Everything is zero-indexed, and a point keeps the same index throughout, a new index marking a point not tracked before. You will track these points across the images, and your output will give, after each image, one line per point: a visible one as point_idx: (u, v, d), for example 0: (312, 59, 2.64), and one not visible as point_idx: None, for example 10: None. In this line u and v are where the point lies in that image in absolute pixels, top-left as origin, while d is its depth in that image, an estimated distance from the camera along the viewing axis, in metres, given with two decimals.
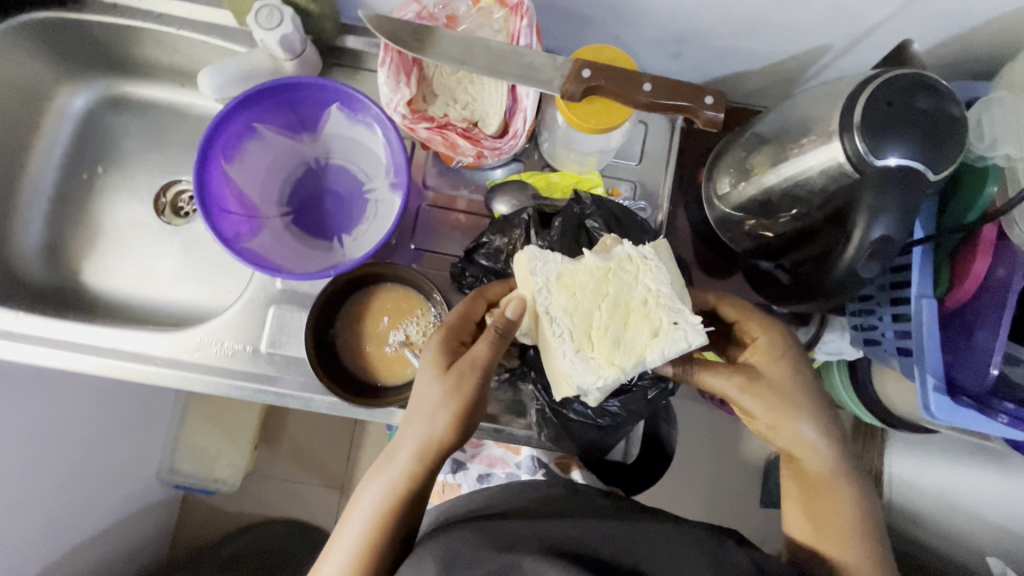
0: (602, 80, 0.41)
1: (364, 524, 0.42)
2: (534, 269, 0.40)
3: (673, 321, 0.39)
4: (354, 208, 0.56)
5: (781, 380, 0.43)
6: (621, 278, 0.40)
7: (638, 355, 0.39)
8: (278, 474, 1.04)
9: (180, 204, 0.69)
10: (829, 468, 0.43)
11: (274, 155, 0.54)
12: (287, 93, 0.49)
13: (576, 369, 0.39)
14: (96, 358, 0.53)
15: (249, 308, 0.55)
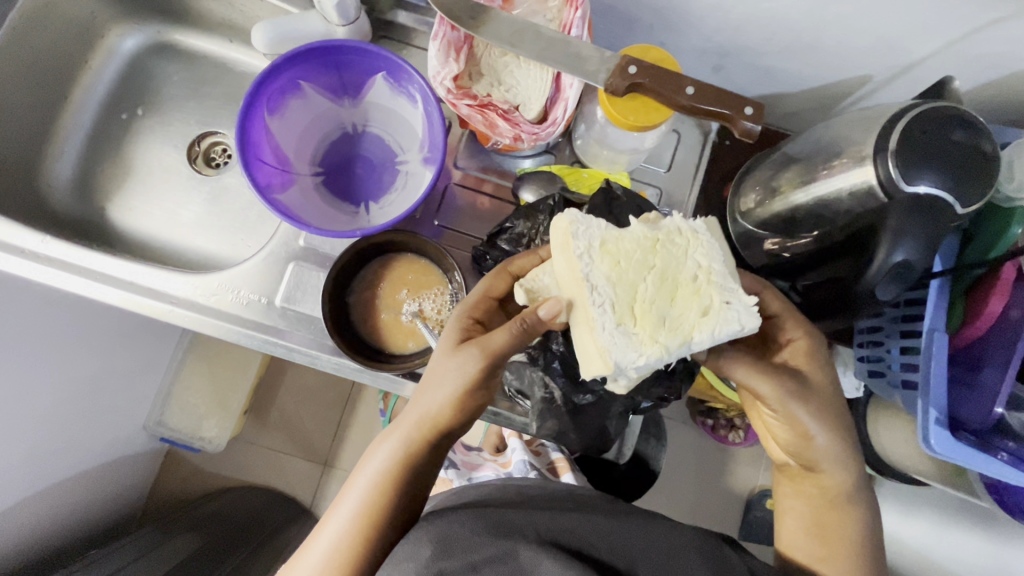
0: (646, 78, 0.42)
1: (368, 487, 0.42)
2: (575, 233, 0.40)
3: (723, 301, 0.38)
4: (384, 177, 0.56)
5: (823, 389, 0.44)
6: (669, 252, 0.40)
7: (686, 333, 0.38)
8: (265, 440, 1.05)
9: (212, 155, 0.70)
10: (848, 486, 0.44)
11: (314, 115, 0.55)
12: (336, 56, 0.50)
13: (616, 344, 0.38)
14: (116, 290, 0.54)
15: (269, 261, 0.55)
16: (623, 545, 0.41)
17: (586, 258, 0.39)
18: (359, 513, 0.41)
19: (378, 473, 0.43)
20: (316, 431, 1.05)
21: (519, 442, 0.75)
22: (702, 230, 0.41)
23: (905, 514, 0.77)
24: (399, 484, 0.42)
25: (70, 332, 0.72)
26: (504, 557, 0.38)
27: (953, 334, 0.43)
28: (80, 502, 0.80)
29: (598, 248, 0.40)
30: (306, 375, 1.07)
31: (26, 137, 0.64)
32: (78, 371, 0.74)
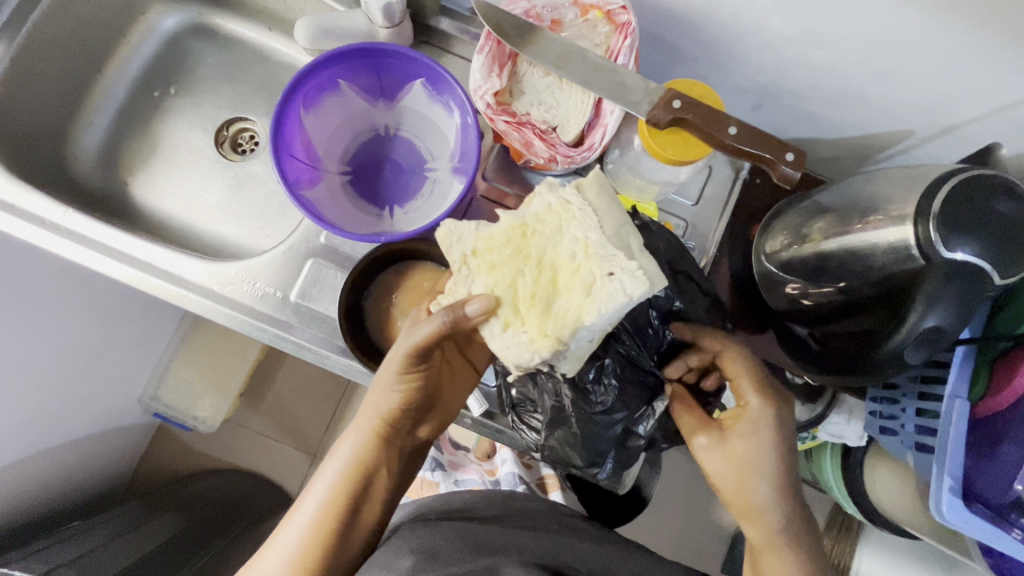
0: (689, 114, 0.42)
1: (330, 481, 0.46)
2: (450, 245, 0.43)
3: (605, 273, 0.39)
4: (411, 182, 0.56)
5: (741, 451, 0.44)
6: (549, 238, 0.41)
7: (575, 318, 0.39)
8: (256, 426, 1.04)
9: (239, 140, 0.70)
10: (767, 540, 0.42)
11: (348, 113, 0.55)
12: (377, 58, 0.50)
13: (511, 346, 0.41)
14: (131, 269, 0.53)
15: (289, 255, 0.55)
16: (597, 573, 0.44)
17: (462, 269, 0.43)
18: (315, 526, 0.44)
19: (334, 488, 0.46)
20: (308, 422, 1.05)
21: (510, 453, 0.77)
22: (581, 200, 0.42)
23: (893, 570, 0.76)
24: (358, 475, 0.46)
25: (71, 298, 0.72)
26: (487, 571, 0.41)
27: (975, 403, 0.43)
28: (65, 475, 0.80)
29: (472, 256, 0.43)
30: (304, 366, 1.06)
31: (57, 105, 0.64)
32: (73, 344, 0.73)
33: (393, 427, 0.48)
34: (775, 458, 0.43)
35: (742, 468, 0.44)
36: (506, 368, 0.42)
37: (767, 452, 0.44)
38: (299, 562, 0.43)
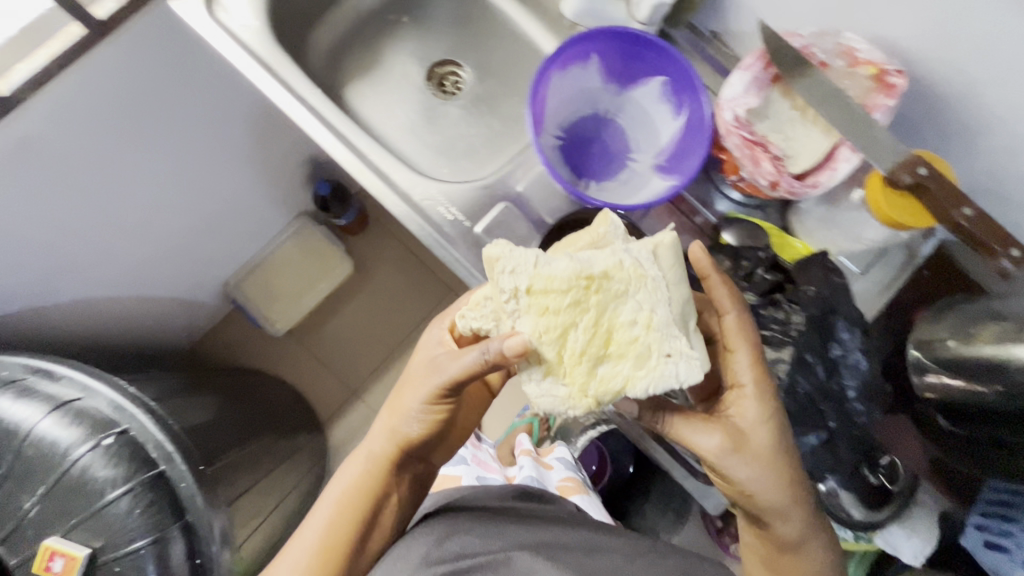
0: (931, 183, 0.44)
1: (345, 491, 0.57)
2: (502, 269, 0.44)
3: (663, 354, 0.43)
4: (612, 166, 0.60)
5: (765, 451, 0.48)
6: (614, 300, 0.44)
7: (619, 387, 0.44)
8: (311, 346, 1.24)
9: (445, 82, 0.75)
10: (799, 533, 0.50)
11: (582, 86, 0.59)
12: (639, 46, 0.55)
13: (549, 396, 0.45)
14: (349, 154, 0.58)
15: (486, 193, 0.60)
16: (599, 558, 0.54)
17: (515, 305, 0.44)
18: (326, 541, 0.55)
19: (347, 507, 0.56)
20: (354, 359, 1.25)
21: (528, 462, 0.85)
22: (656, 270, 0.44)
23: None
24: (371, 491, 0.56)
25: (156, 126, 0.79)
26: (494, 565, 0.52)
27: None
28: (85, 276, 0.86)
29: (524, 289, 0.44)
30: (362, 313, 1.26)
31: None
32: (176, 164, 0.85)
33: (405, 459, 0.57)
34: (784, 436, 0.49)
35: (775, 460, 0.47)
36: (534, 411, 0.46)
37: (782, 439, 0.48)
38: (320, 553, 0.55)
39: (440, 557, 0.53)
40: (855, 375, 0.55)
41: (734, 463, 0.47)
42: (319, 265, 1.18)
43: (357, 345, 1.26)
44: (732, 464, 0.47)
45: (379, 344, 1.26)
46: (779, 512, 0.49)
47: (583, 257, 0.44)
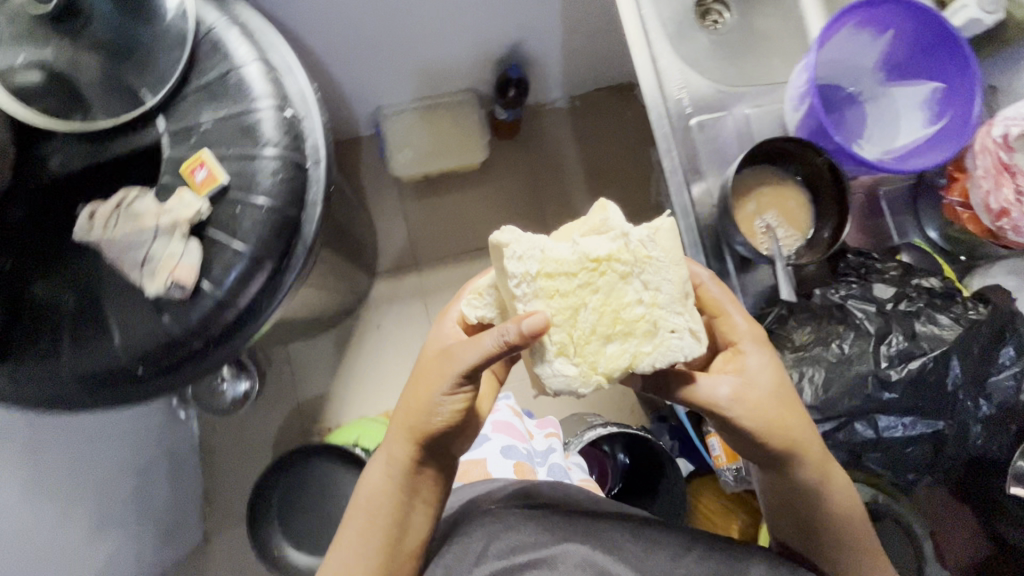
0: None
1: (390, 480, 0.74)
2: (511, 257, 0.60)
3: (669, 330, 0.62)
4: (848, 124, 0.84)
5: (768, 401, 0.66)
6: (619, 283, 0.62)
7: (629, 362, 0.62)
8: (420, 210, 1.51)
9: (709, 15, 0.83)
10: (812, 475, 0.68)
11: (860, 60, 0.83)
12: (927, 48, 0.78)
13: (560, 374, 0.61)
14: (634, 16, 0.81)
15: (699, 101, 0.81)
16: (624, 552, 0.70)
17: (533, 292, 0.61)
18: (379, 524, 0.73)
19: (388, 498, 0.74)
20: (433, 238, 1.50)
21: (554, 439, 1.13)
22: (660, 252, 0.63)
23: None
24: (409, 478, 0.74)
25: None
26: (545, 563, 0.69)
27: None
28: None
29: (539, 273, 0.61)
30: (461, 211, 1.52)
31: None
32: None
33: (427, 453, 0.74)
34: (782, 382, 0.69)
35: (778, 399, 0.66)
36: (550, 393, 0.62)
37: (778, 385, 0.68)
38: (378, 530, 0.73)
39: (498, 556, 0.71)
40: (996, 395, 0.75)
41: (741, 410, 0.64)
42: (461, 147, 1.43)
43: (456, 221, 1.51)
44: (742, 415, 0.64)
45: (474, 230, 1.51)
46: (792, 455, 0.67)
47: (586, 246, 0.61)
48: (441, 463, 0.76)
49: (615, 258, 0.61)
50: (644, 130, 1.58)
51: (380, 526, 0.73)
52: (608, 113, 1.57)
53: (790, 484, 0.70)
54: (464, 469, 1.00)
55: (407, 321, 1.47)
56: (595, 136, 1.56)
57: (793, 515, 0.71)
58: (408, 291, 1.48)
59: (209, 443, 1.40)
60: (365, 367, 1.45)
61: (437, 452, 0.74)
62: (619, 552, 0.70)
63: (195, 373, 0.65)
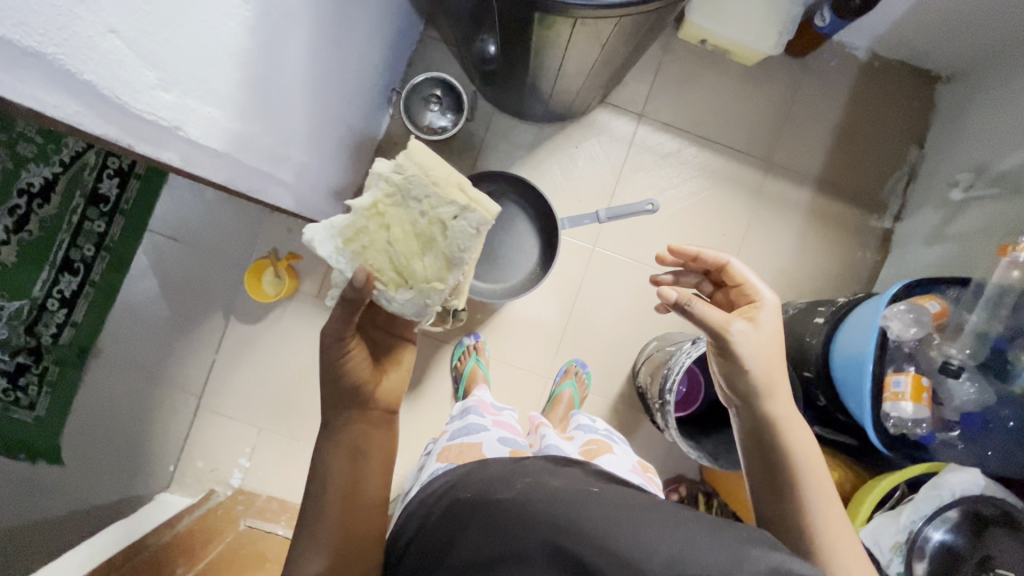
0: None
1: (336, 456, 0.78)
2: (319, 246, 0.75)
3: (454, 218, 0.71)
4: None
5: (766, 343, 0.82)
6: (397, 209, 0.73)
7: (448, 266, 0.75)
8: (677, 66, 1.47)
9: None
10: (797, 434, 0.81)
11: None
12: None
13: (402, 297, 0.76)
14: None
15: None
16: (603, 549, 0.56)
17: (350, 259, 0.75)
18: (340, 492, 0.76)
19: (336, 469, 0.77)
20: (671, 100, 1.47)
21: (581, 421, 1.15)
22: (410, 169, 0.71)
23: (891, 518, 0.89)
24: (350, 446, 0.78)
25: None
26: (511, 559, 0.59)
27: None
28: None
29: (346, 245, 0.75)
30: (707, 94, 1.47)
31: None
32: None
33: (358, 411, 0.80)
34: (779, 341, 0.84)
35: (774, 343, 0.83)
36: (410, 314, 0.79)
37: (777, 340, 0.84)
38: (341, 497, 0.76)
39: (480, 543, 0.64)
40: None
41: (738, 338, 0.80)
42: (759, 29, 1.35)
43: (698, 100, 1.47)
44: (740, 343, 0.80)
45: (705, 118, 1.47)
46: (773, 395, 0.81)
47: (359, 201, 0.74)
48: (372, 421, 0.80)
49: (381, 197, 0.72)
50: (918, 125, 1.48)
51: (324, 489, 0.76)
52: (894, 89, 1.48)
53: (761, 445, 0.81)
54: (459, 451, 0.96)
55: (600, 160, 1.46)
56: (867, 103, 1.48)
57: (771, 474, 0.79)
58: (617, 136, 1.47)
59: (383, 154, 1.46)
60: (541, 175, 1.46)
61: (362, 409, 0.80)
62: (588, 540, 0.57)
63: (543, 4, 0.80)
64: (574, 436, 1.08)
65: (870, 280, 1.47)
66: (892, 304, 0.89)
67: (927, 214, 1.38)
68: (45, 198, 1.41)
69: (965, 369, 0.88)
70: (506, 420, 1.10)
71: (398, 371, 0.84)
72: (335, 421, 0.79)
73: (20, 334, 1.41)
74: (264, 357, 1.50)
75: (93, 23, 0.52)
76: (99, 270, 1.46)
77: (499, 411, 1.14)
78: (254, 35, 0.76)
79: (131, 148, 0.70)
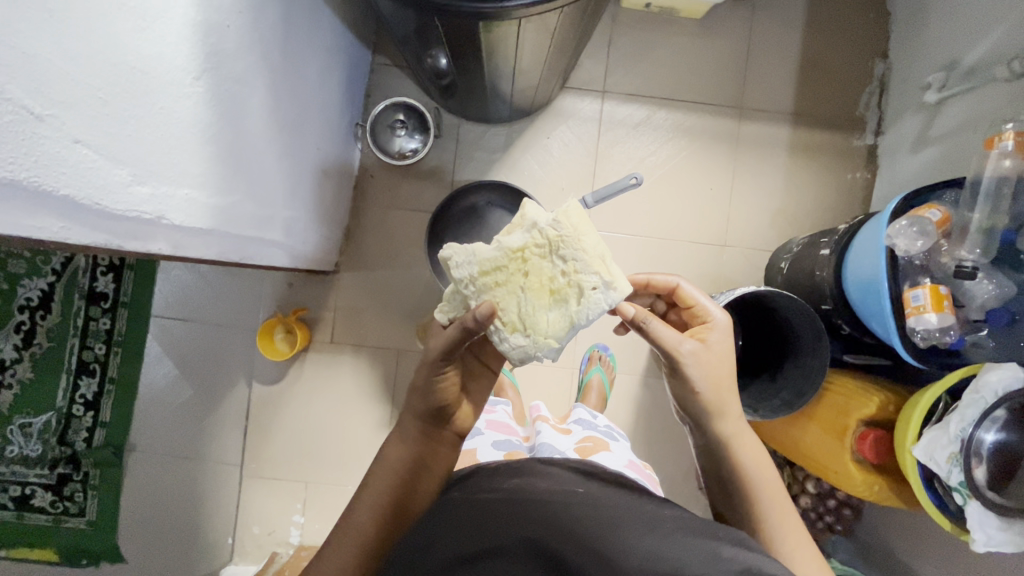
0: None
1: (399, 462, 0.75)
2: (453, 263, 0.72)
3: (592, 287, 0.70)
4: None
5: (716, 364, 0.81)
6: (542, 260, 0.72)
7: (569, 326, 0.71)
8: (630, 36, 1.47)
9: None
10: (753, 450, 0.82)
11: None
12: None
13: (511, 342, 0.72)
14: None
15: None
16: (590, 551, 0.58)
17: (478, 288, 0.72)
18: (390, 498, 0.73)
19: (395, 477, 0.74)
20: (632, 70, 1.47)
21: (581, 415, 1.15)
22: (568, 228, 0.70)
23: (941, 430, 0.89)
24: (415, 461, 0.75)
25: None
26: (494, 553, 0.60)
27: None
28: None
29: (478, 276, 0.72)
30: (665, 55, 1.47)
31: None
32: None
33: (430, 427, 0.77)
34: (731, 360, 0.84)
35: (722, 364, 0.82)
36: (511, 361, 0.74)
37: (730, 358, 0.84)
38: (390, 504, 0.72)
39: (454, 539, 0.62)
40: None
41: (686, 360, 0.79)
42: None
43: (658, 63, 1.47)
44: (688, 366, 0.79)
45: (668, 79, 1.47)
46: (724, 416, 0.81)
47: (508, 240, 0.72)
48: (443, 441, 0.78)
49: (531, 244, 0.71)
50: (879, 36, 1.47)
51: (377, 486, 0.73)
52: (847, 7, 1.47)
53: (717, 464, 0.83)
54: (454, 459, 0.93)
55: (575, 145, 1.46)
56: (824, 27, 1.48)
57: (727, 482, 0.82)
58: (586, 117, 1.46)
59: (363, 189, 1.47)
60: (521, 173, 1.46)
61: (439, 426, 0.77)
62: (571, 539, 0.60)
63: (485, 11, 0.80)
64: (573, 430, 1.07)
65: (867, 199, 1.47)
66: (894, 221, 0.90)
67: (908, 121, 1.37)
68: (47, 308, 1.44)
69: (979, 269, 0.88)
70: (499, 418, 1.07)
71: (478, 402, 0.83)
72: (410, 426, 0.76)
73: (55, 446, 1.43)
74: (295, 412, 1.51)
75: (56, 137, 0.53)
76: (115, 367, 1.47)
77: (494, 409, 1.11)
78: (214, 112, 0.77)
79: (121, 247, 0.72)
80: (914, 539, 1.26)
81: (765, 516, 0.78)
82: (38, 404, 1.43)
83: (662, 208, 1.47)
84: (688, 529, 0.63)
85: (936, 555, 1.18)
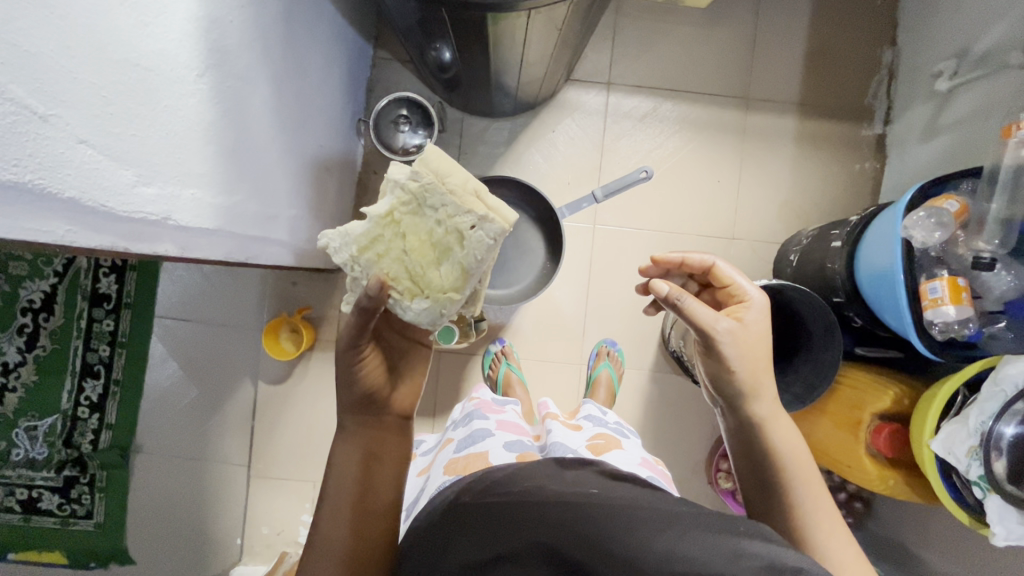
0: None
1: (349, 464, 0.70)
2: (332, 250, 0.72)
3: (470, 225, 0.67)
4: None
5: (753, 342, 0.82)
6: (414, 216, 0.70)
7: (465, 273, 0.69)
8: (636, 26, 1.45)
9: None
10: (786, 430, 0.81)
11: None
12: None
13: (413, 309, 0.71)
14: None
15: None
16: (603, 552, 0.58)
17: (364, 265, 0.71)
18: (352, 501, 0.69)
19: (350, 480, 0.70)
20: (637, 61, 1.45)
21: (590, 412, 1.13)
22: (427, 175, 0.68)
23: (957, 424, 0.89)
24: (365, 454, 0.71)
25: None
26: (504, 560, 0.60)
27: None
28: None
29: (359, 253, 0.71)
30: (671, 45, 1.45)
31: None
32: None
33: (368, 416, 0.73)
34: (766, 338, 0.84)
35: (758, 342, 0.83)
36: (425, 326, 0.72)
37: (766, 337, 0.84)
38: (355, 506, 0.69)
39: (465, 545, 0.63)
40: None
41: (723, 338, 0.79)
42: None
43: (663, 53, 1.45)
44: (725, 344, 0.80)
45: (674, 70, 1.45)
46: (758, 395, 0.81)
47: (375, 208, 0.71)
48: (386, 427, 0.74)
49: (396, 204, 0.69)
50: (887, 23, 1.45)
51: (335, 494, 0.69)
52: None
53: (745, 446, 0.82)
54: (466, 463, 0.91)
55: (580, 138, 1.45)
56: (832, 15, 1.46)
57: (752, 471, 0.80)
58: (591, 110, 1.45)
59: (366, 186, 1.46)
60: (526, 168, 1.44)
61: (377, 414, 0.74)
62: (586, 541, 0.59)
63: (493, 4, 0.79)
64: (583, 427, 1.05)
65: (875, 189, 1.45)
66: (911, 212, 0.88)
67: (918, 110, 1.35)
68: (49, 310, 1.42)
69: (998, 260, 0.87)
70: (509, 418, 1.06)
71: (415, 381, 0.77)
72: (348, 422, 0.73)
73: (61, 449, 1.42)
74: (301, 412, 1.50)
75: (61, 138, 0.51)
76: (120, 368, 1.46)
77: (503, 409, 1.10)
78: (217, 108, 0.75)
79: (129, 250, 0.70)
80: (925, 531, 1.25)
81: (797, 499, 0.76)
82: (43, 407, 1.42)
83: (669, 201, 1.46)
84: (707, 522, 0.62)
85: (949, 547, 1.18)
